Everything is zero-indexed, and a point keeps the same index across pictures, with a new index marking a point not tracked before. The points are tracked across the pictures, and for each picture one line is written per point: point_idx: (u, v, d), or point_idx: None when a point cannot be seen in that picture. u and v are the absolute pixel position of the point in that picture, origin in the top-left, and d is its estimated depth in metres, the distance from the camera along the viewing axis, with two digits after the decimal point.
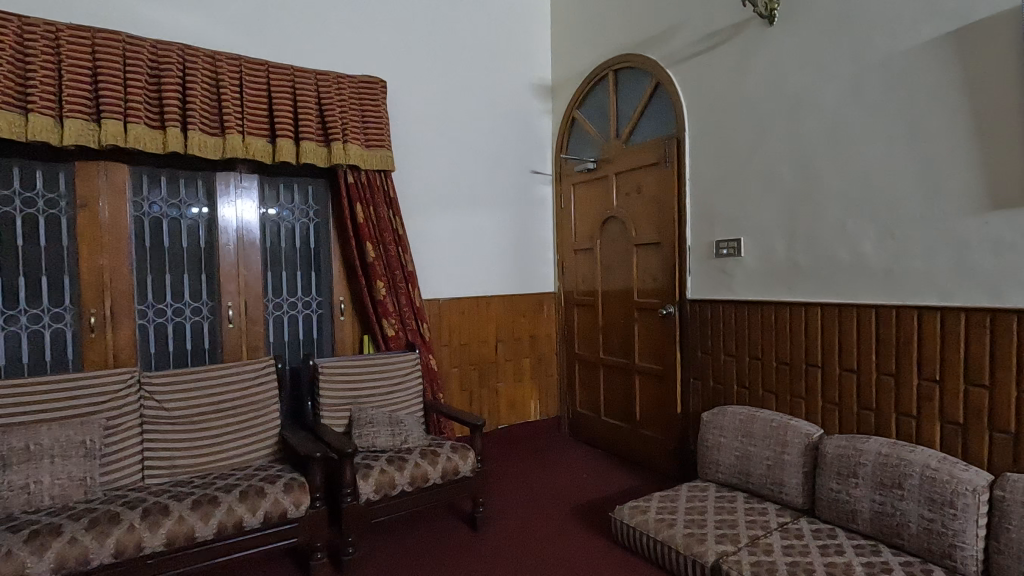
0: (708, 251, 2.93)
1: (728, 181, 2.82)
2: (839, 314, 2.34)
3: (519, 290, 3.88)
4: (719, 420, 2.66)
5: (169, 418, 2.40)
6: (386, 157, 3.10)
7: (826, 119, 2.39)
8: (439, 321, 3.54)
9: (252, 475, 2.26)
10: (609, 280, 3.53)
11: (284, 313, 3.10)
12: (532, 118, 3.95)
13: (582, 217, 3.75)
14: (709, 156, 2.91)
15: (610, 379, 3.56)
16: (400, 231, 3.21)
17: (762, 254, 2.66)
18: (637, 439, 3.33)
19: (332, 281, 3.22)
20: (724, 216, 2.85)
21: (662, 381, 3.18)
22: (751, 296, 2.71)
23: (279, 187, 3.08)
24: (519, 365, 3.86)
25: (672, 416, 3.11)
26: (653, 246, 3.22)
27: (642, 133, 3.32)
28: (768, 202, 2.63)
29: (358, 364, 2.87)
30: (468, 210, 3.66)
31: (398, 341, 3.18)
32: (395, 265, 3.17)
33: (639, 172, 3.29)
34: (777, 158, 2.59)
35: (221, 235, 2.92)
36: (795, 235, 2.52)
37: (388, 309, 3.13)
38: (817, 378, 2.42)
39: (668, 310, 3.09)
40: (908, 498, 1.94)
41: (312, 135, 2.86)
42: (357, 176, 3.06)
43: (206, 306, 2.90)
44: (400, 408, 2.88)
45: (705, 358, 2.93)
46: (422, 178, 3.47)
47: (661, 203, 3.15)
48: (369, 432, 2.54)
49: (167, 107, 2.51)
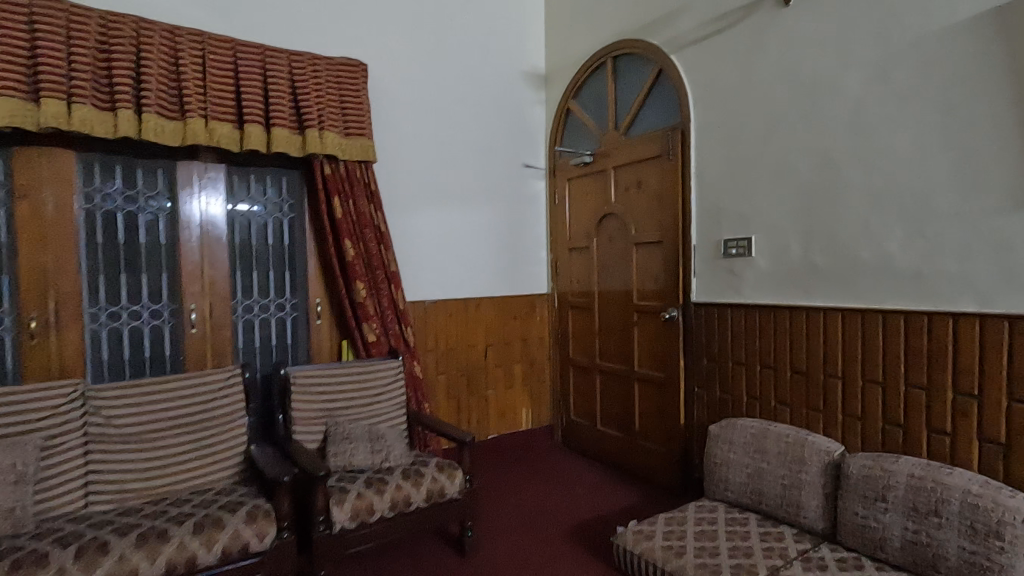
0: (715, 251, 2.72)
1: (737, 176, 2.61)
2: (862, 320, 2.14)
3: (510, 291, 3.65)
4: (728, 434, 2.45)
5: (119, 437, 2.15)
6: (366, 147, 2.84)
7: (847, 108, 2.19)
8: (425, 325, 3.29)
9: (212, 501, 2.02)
10: (606, 281, 3.31)
11: (254, 316, 2.84)
12: (524, 108, 3.72)
13: (577, 213, 3.53)
14: (716, 149, 2.71)
15: (607, 386, 3.35)
16: (382, 228, 2.96)
17: (775, 255, 2.45)
18: (636, 451, 3.13)
19: (308, 280, 2.96)
20: (732, 212, 2.64)
21: (663, 390, 2.97)
22: (762, 299, 2.51)
23: (249, 179, 2.82)
24: (509, 371, 3.63)
25: (674, 427, 2.90)
26: (655, 244, 3.01)
27: (642, 124, 3.10)
28: (782, 198, 2.42)
29: (335, 372, 2.62)
30: (456, 206, 3.42)
31: (379, 347, 2.93)
32: (376, 265, 2.91)
33: (640, 167, 3.08)
34: (792, 151, 2.38)
35: (183, 230, 2.65)
36: (811, 233, 2.32)
37: (368, 311, 2.88)
38: (837, 390, 2.23)
39: (671, 313, 2.89)
40: (946, 527, 1.75)
41: (284, 121, 2.59)
42: (334, 167, 2.81)
43: (166, 309, 2.63)
44: (381, 420, 2.64)
45: (712, 366, 2.72)
46: (406, 171, 3.22)
47: (663, 199, 2.94)
48: (345, 449, 2.30)
49: (118, 86, 2.24)
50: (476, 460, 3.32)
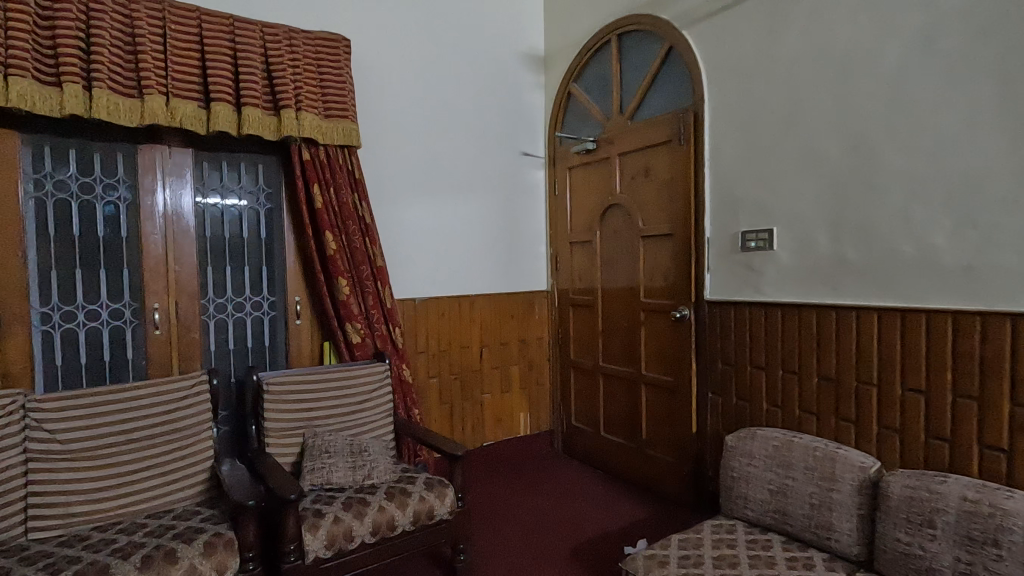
0: (732, 244, 2.48)
1: (757, 162, 2.37)
2: (902, 321, 1.91)
3: (508, 288, 3.42)
4: (747, 446, 2.22)
5: (65, 455, 1.90)
6: (349, 130, 2.59)
7: (885, 84, 1.95)
8: (416, 325, 3.06)
9: (168, 529, 1.78)
10: (611, 277, 3.08)
11: (228, 316, 2.60)
12: (522, 92, 3.47)
13: (579, 204, 3.30)
14: (733, 132, 2.46)
15: (611, 390, 3.12)
16: (367, 219, 2.70)
17: (800, 248, 2.22)
18: (644, 461, 2.90)
19: (286, 277, 2.72)
20: (751, 202, 2.40)
21: (674, 395, 2.74)
22: (784, 297, 2.27)
23: (221, 166, 2.57)
24: (506, 374, 3.39)
25: (686, 436, 2.68)
26: (665, 238, 2.77)
27: (650, 107, 2.86)
28: (809, 185, 2.18)
29: (314, 378, 2.38)
30: (449, 197, 3.18)
31: (364, 349, 2.68)
32: (361, 260, 2.66)
33: (648, 153, 2.84)
34: (820, 131, 2.14)
35: (146, 222, 2.40)
36: (842, 224, 2.08)
37: (352, 311, 2.63)
38: (872, 400, 2.00)
39: (682, 312, 2.66)
40: (1007, 560, 1.52)
41: (257, 100, 2.34)
42: (313, 153, 2.56)
43: (128, 308, 2.38)
44: (365, 430, 2.41)
45: (727, 370, 2.49)
46: (393, 160, 2.97)
47: (674, 188, 2.70)
48: (323, 466, 2.06)
49: (64, 58, 1.98)
50: (468, 476, 3.05)
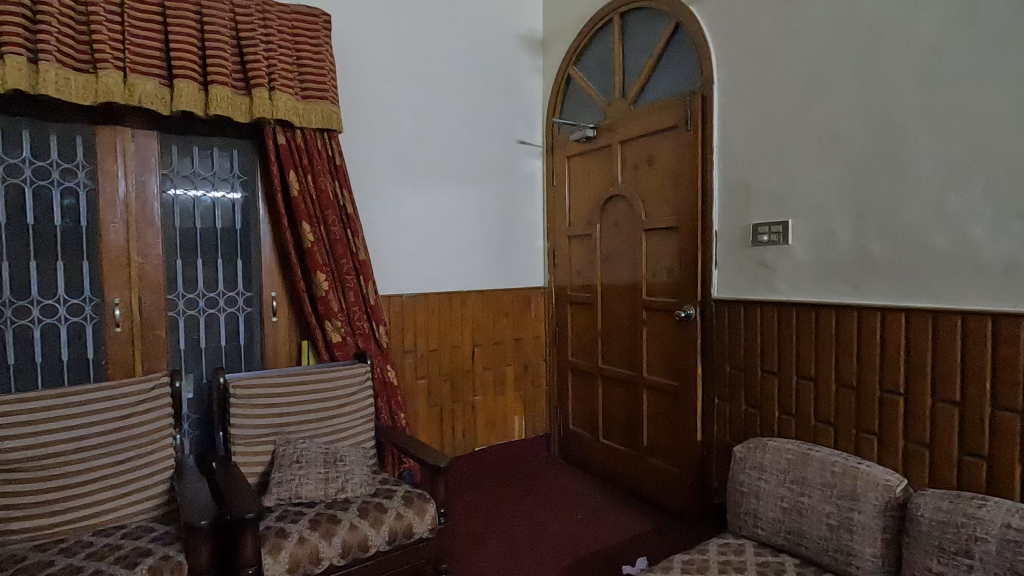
0: (742, 237, 2.28)
1: (771, 147, 2.17)
2: (933, 324, 1.71)
3: (502, 284, 3.23)
4: (758, 459, 2.03)
5: (4, 466, 1.72)
6: (328, 112, 2.40)
7: (917, 59, 1.75)
8: (403, 323, 2.87)
9: (113, 550, 1.61)
10: (611, 273, 2.89)
11: (198, 312, 2.42)
12: (518, 77, 3.27)
13: (578, 196, 3.10)
14: (744, 116, 2.26)
15: (611, 392, 2.93)
16: (348, 210, 2.51)
17: (818, 243, 2.02)
18: (645, 470, 2.72)
19: (262, 271, 2.54)
20: (764, 191, 2.20)
21: (678, 401, 2.55)
22: (800, 296, 2.07)
23: (192, 152, 2.39)
24: (500, 375, 3.21)
25: (690, 444, 2.49)
26: (670, 231, 2.57)
27: (654, 91, 2.67)
28: (829, 173, 1.98)
29: (287, 381, 2.20)
30: (439, 187, 2.98)
31: (344, 350, 2.50)
32: (341, 253, 2.47)
33: (652, 140, 2.64)
34: (843, 113, 1.94)
35: (107, 210, 2.21)
36: (866, 215, 1.89)
37: (331, 308, 2.45)
38: (898, 410, 1.80)
39: (687, 311, 2.46)
40: None
41: (225, 78, 2.15)
42: (290, 137, 2.37)
43: (88, 303, 2.20)
44: (343, 437, 2.23)
45: (736, 374, 2.30)
46: (379, 146, 2.78)
47: (681, 178, 2.50)
48: (293, 477, 1.89)
49: (6, 27, 1.79)
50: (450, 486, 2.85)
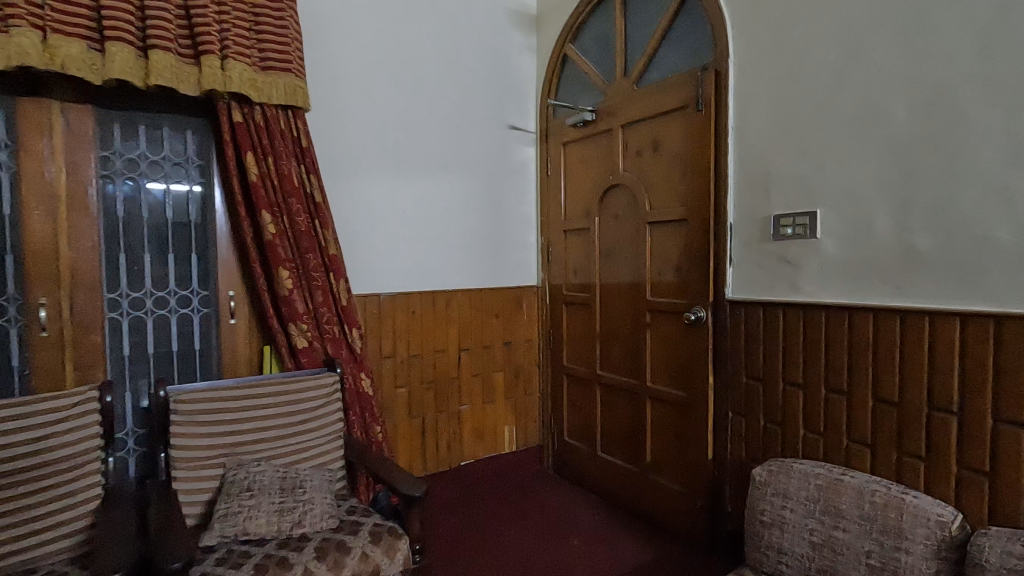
0: (762, 230, 2.02)
1: (796, 128, 1.90)
2: (996, 332, 1.45)
3: (492, 282, 2.95)
4: (782, 485, 1.77)
5: None
6: (292, 87, 2.10)
7: (977, 19, 1.48)
8: (380, 325, 2.59)
9: None
10: (611, 270, 2.62)
11: (145, 313, 2.13)
12: (510, 56, 2.99)
13: (574, 186, 2.83)
14: (764, 92, 1.99)
15: (610, 402, 2.66)
16: (316, 198, 2.22)
17: (852, 236, 1.75)
18: (648, 488, 2.46)
19: (219, 267, 2.24)
20: (788, 178, 1.93)
21: (686, 413, 2.29)
22: (830, 298, 1.81)
23: (138, 132, 2.10)
24: (489, 382, 2.93)
25: (699, 462, 2.23)
26: (678, 223, 2.30)
27: (660, 68, 2.40)
28: (867, 155, 1.72)
29: (241, 393, 1.91)
30: (421, 175, 2.70)
31: (312, 356, 2.22)
32: (308, 247, 2.19)
33: (658, 123, 2.37)
34: (884, 85, 1.67)
35: (32, 196, 1.92)
36: (911, 204, 1.62)
37: (296, 309, 2.16)
38: (951, 433, 1.54)
39: (697, 314, 2.20)
40: None
41: (168, 43, 1.85)
42: (248, 114, 2.08)
43: (10, 304, 1.91)
44: (307, 457, 1.94)
45: (753, 385, 2.04)
46: (352, 129, 2.50)
47: (691, 164, 2.23)
48: (240, 510, 1.62)
49: None
50: (430, 507, 2.58)
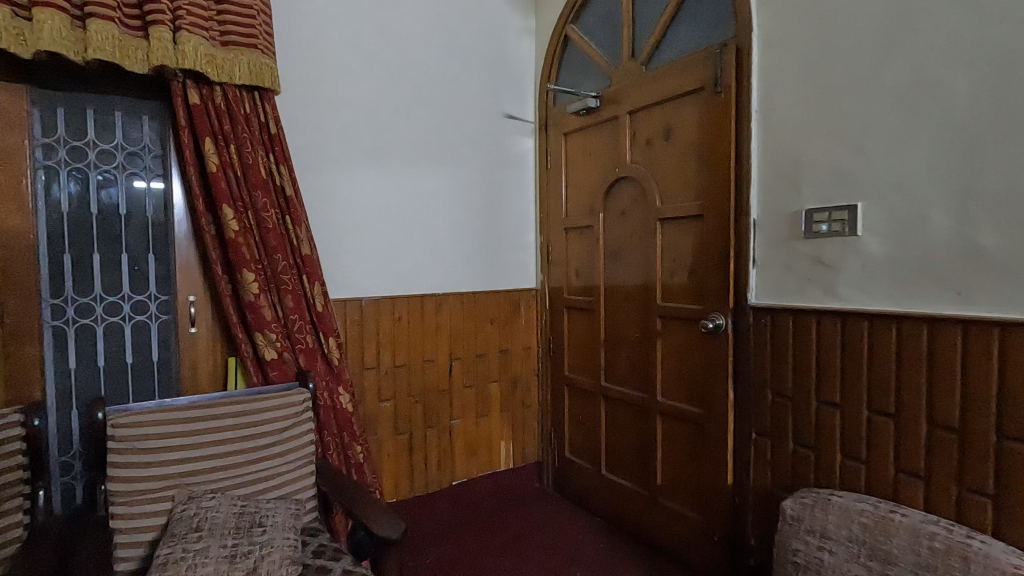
0: (791, 227, 1.77)
1: (831, 110, 1.65)
2: None
3: (486, 284, 2.71)
4: (818, 522, 1.53)
5: None
6: (257, 65, 1.86)
7: None
8: (363, 333, 2.35)
9: None
10: (617, 272, 2.37)
11: (93, 321, 1.89)
12: (506, 39, 2.75)
13: (576, 180, 2.59)
14: (794, 70, 1.75)
15: (616, 417, 2.42)
16: (287, 190, 1.98)
17: (902, 233, 1.51)
18: (659, 514, 2.22)
19: (176, 269, 1.99)
20: (822, 167, 1.68)
21: (703, 432, 2.04)
22: (873, 305, 1.56)
23: (86, 118, 1.86)
24: (484, 393, 2.69)
25: (717, 488, 1.99)
26: (692, 219, 2.06)
27: (672, 48, 2.15)
28: (921, 139, 1.47)
29: (195, 414, 1.67)
30: (407, 168, 2.46)
31: (282, 370, 1.97)
32: (276, 246, 1.94)
33: (671, 108, 2.12)
34: (942, 56, 1.42)
35: None
36: (974, 196, 1.37)
37: (263, 317, 1.92)
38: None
39: (715, 321, 1.95)
40: None
41: (109, 11, 1.61)
42: (207, 95, 1.84)
43: None
44: (271, 487, 1.69)
45: (781, 403, 1.79)
46: (330, 116, 2.27)
47: (708, 154, 1.99)
48: (184, 556, 1.37)
49: None
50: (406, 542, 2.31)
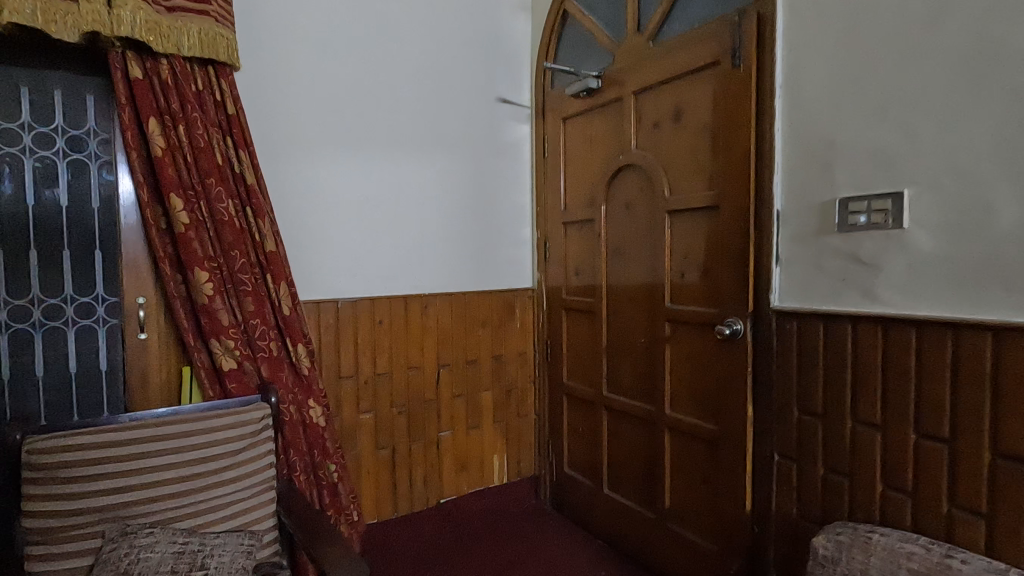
0: (822, 219, 1.53)
1: (871, 81, 1.42)
2: None
3: (477, 283, 2.48)
4: (857, 567, 1.29)
5: None
6: (209, 35, 1.64)
7: None
8: (339, 338, 2.12)
9: None
10: (621, 270, 2.14)
11: (31, 326, 1.67)
12: (499, 15, 2.51)
13: (576, 169, 2.35)
14: (826, 37, 1.51)
15: (619, 431, 2.19)
16: (245, 177, 1.75)
17: (959, 224, 1.27)
18: (667, 541, 1.99)
19: (123, 268, 1.77)
20: (860, 148, 1.45)
21: (717, 452, 1.81)
22: (923, 310, 1.33)
23: (20, 97, 1.64)
24: (474, 403, 2.46)
25: (734, 516, 1.76)
26: (706, 211, 1.82)
27: (682, 19, 1.91)
28: (984, 112, 1.23)
29: (131, 435, 1.45)
30: (389, 156, 2.23)
31: (242, 381, 1.75)
32: (233, 241, 1.71)
33: (681, 87, 1.88)
34: (1012, 11, 1.18)
35: None
36: None
37: (218, 321, 1.69)
38: None
39: (733, 327, 1.72)
40: None
41: None
42: (151, 69, 1.62)
43: None
44: (221, 518, 1.47)
45: (809, 421, 1.56)
46: (300, 99, 2.04)
47: (724, 137, 1.75)
48: None
49: None
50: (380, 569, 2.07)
